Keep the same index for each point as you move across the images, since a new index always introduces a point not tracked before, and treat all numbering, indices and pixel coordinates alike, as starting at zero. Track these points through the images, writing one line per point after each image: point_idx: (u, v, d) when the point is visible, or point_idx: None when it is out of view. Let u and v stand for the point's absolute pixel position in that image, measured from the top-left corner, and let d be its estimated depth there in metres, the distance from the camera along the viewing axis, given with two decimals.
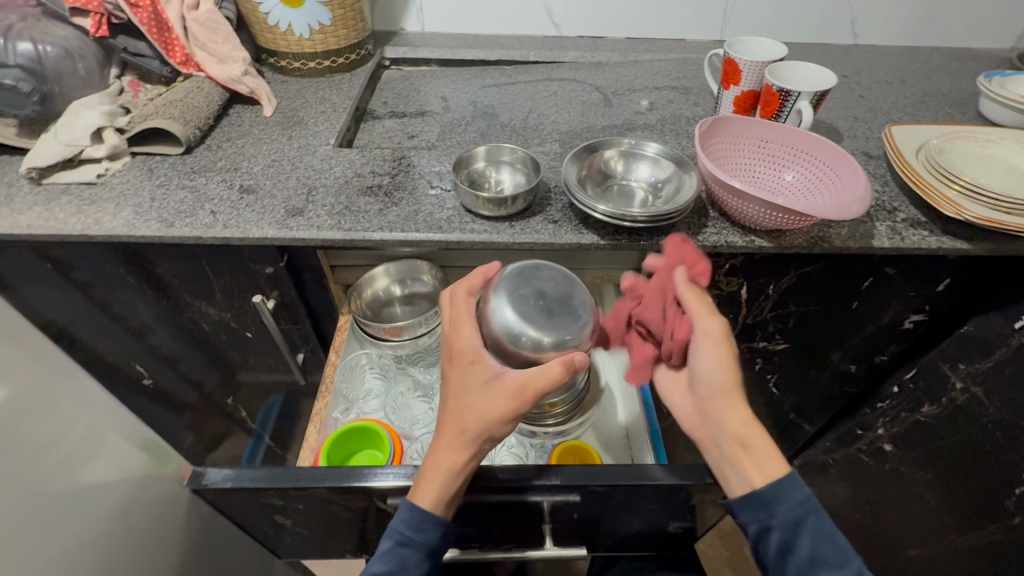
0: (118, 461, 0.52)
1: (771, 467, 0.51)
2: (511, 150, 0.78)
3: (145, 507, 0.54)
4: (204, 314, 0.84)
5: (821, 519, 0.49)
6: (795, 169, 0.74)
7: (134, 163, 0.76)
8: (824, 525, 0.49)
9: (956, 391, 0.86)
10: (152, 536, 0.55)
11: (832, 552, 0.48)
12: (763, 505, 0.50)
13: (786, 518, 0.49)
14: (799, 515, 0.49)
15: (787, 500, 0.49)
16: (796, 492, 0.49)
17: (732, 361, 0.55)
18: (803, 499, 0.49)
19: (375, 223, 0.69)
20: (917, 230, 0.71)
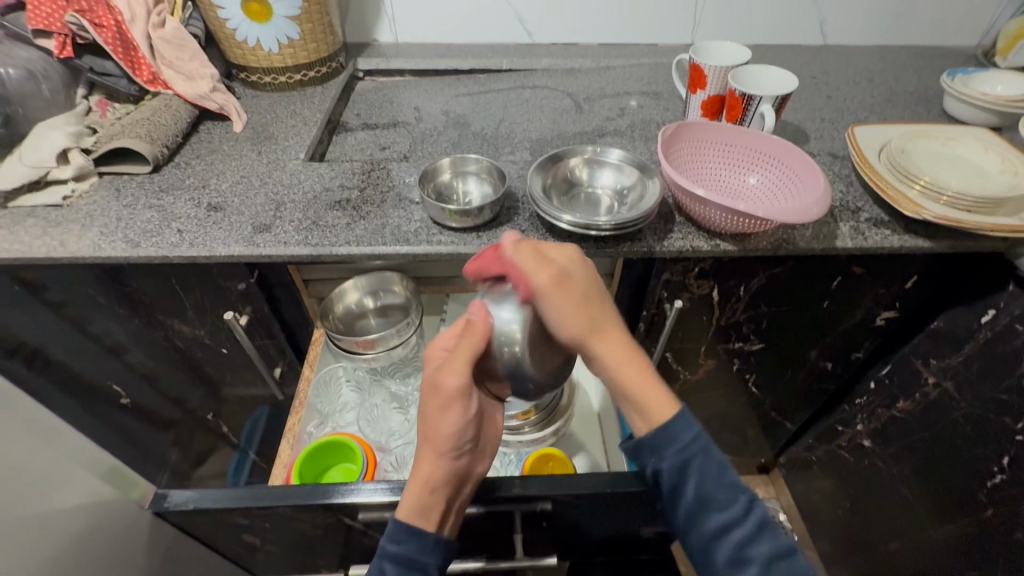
0: (80, 488, 0.52)
1: (656, 410, 0.50)
2: (477, 160, 0.78)
3: (109, 533, 0.54)
4: (179, 332, 0.84)
5: (713, 456, 0.49)
6: (758, 173, 0.75)
7: (102, 184, 0.76)
8: (715, 465, 0.48)
9: (928, 386, 0.87)
10: (119, 560, 0.55)
11: (721, 493, 0.47)
12: (655, 448, 0.49)
13: (674, 459, 0.48)
14: (686, 457, 0.48)
15: (679, 438, 0.49)
16: (682, 432, 0.49)
17: (577, 311, 0.52)
18: (689, 441, 0.49)
19: (342, 237, 0.70)
20: (880, 229, 0.72)
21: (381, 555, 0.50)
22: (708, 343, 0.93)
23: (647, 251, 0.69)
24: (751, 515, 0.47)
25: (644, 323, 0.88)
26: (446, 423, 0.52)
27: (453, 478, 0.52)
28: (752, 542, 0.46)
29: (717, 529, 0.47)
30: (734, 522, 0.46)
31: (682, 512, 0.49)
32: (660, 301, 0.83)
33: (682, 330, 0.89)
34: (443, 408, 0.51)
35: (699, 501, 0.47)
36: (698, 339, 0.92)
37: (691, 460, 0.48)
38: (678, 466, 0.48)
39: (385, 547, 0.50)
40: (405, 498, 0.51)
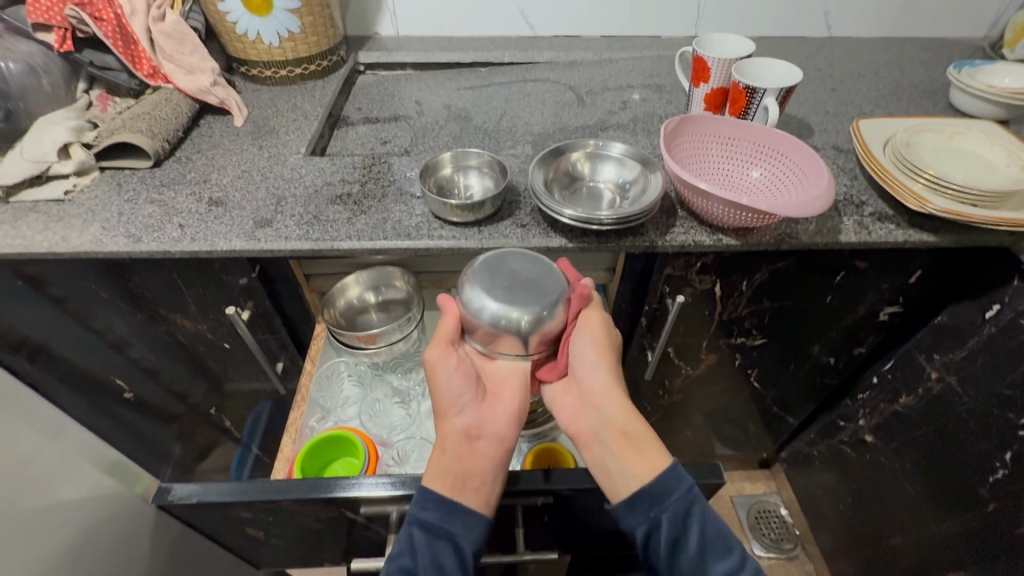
0: (83, 482, 0.52)
1: (653, 461, 0.54)
2: (478, 154, 0.78)
3: (113, 526, 0.54)
4: (181, 326, 0.84)
5: (710, 509, 0.52)
6: (761, 167, 0.74)
7: (103, 178, 0.76)
8: (713, 518, 0.51)
9: (931, 381, 0.86)
10: (124, 553, 0.55)
11: (718, 542, 0.50)
12: (654, 499, 0.51)
13: (675, 510, 0.50)
14: (684, 507, 0.51)
15: (674, 491, 0.51)
16: (679, 484, 0.52)
17: (605, 348, 0.60)
18: (685, 494, 0.51)
19: (344, 232, 0.69)
20: (884, 223, 0.71)
21: (410, 523, 0.51)
22: (710, 338, 0.93)
23: (648, 245, 0.69)
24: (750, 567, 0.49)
25: (646, 318, 0.88)
26: (444, 388, 0.57)
27: (462, 437, 0.56)
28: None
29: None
30: (736, 572, 0.48)
31: (683, 566, 0.50)
32: (662, 296, 0.83)
33: (684, 325, 0.88)
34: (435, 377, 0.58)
35: (701, 551, 0.49)
36: (701, 333, 0.91)
37: (691, 512, 0.51)
38: (680, 516, 0.50)
39: (415, 516, 0.52)
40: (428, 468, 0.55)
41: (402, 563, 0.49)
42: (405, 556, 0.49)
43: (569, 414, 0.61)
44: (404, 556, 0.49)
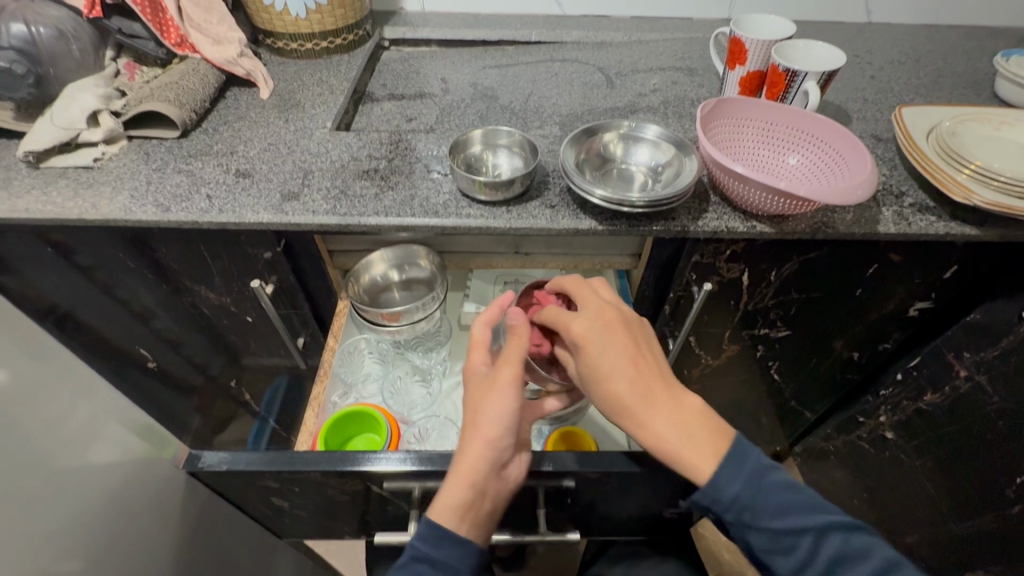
0: (113, 446, 0.52)
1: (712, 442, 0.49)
2: (508, 133, 0.77)
3: (144, 491, 0.55)
4: (204, 298, 0.84)
5: (771, 502, 0.46)
6: (799, 153, 0.72)
7: (131, 147, 0.76)
8: (777, 514, 0.46)
9: (960, 379, 0.84)
10: (155, 518, 0.56)
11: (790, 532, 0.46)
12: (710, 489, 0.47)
13: (729, 512, 0.47)
14: (739, 506, 0.46)
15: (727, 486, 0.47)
16: (731, 486, 0.46)
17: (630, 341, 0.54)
18: (738, 489, 0.46)
19: (371, 208, 0.69)
20: (924, 215, 0.69)
21: (417, 560, 0.48)
22: (733, 329, 0.92)
23: (680, 231, 0.68)
24: (833, 544, 0.45)
25: (669, 306, 0.87)
26: (495, 416, 0.51)
27: (493, 473, 0.51)
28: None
29: (805, 565, 0.45)
30: (816, 562, 0.45)
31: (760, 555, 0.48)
32: (688, 284, 0.82)
33: (708, 314, 0.87)
34: (488, 402, 0.52)
35: (779, 547, 0.46)
36: (724, 323, 0.90)
37: (753, 505, 0.46)
38: (735, 519, 0.47)
39: (419, 557, 0.48)
40: (443, 497, 0.49)
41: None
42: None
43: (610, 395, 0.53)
44: None
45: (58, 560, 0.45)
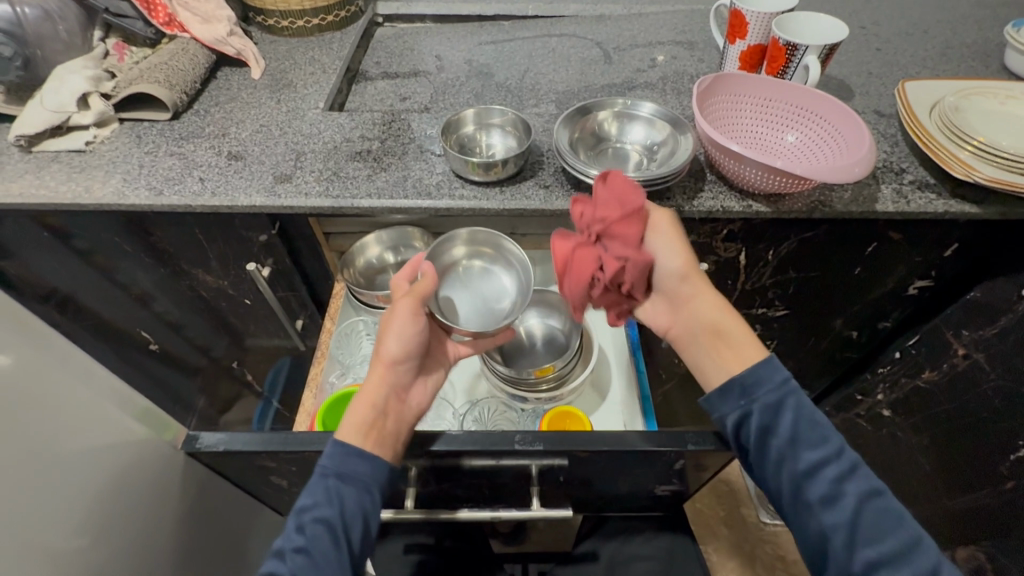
0: (114, 429, 0.53)
1: (746, 352, 0.55)
2: (501, 112, 0.75)
3: (146, 472, 0.56)
4: (202, 282, 0.85)
5: (801, 405, 0.52)
6: (798, 130, 0.71)
7: (122, 130, 0.76)
8: (802, 413, 0.51)
9: (958, 357, 0.84)
10: (157, 498, 0.58)
11: (813, 431, 0.51)
12: (750, 384, 0.53)
13: (769, 396, 0.52)
14: (779, 397, 0.52)
15: (770, 381, 0.53)
16: (773, 378, 0.53)
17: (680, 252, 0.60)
18: (780, 381, 0.53)
19: (363, 189, 0.68)
20: (924, 192, 0.68)
21: (330, 475, 0.51)
22: (731, 309, 0.92)
23: (675, 211, 0.67)
24: (847, 453, 0.50)
25: None
26: (395, 344, 0.59)
27: (392, 398, 0.58)
28: (846, 479, 0.49)
29: (825, 457, 0.50)
30: (834, 458, 0.50)
31: (773, 452, 0.51)
32: None
33: None
34: (393, 332, 0.59)
35: (804, 438, 0.50)
36: (721, 304, 0.90)
37: (792, 397, 0.52)
38: (774, 404, 0.52)
39: (328, 473, 0.51)
40: (348, 418, 0.54)
41: (321, 513, 0.49)
42: (324, 506, 0.49)
43: (659, 317, 0.63)
44: (321, 507, 0.49)
45: (65, 537, 0.47)
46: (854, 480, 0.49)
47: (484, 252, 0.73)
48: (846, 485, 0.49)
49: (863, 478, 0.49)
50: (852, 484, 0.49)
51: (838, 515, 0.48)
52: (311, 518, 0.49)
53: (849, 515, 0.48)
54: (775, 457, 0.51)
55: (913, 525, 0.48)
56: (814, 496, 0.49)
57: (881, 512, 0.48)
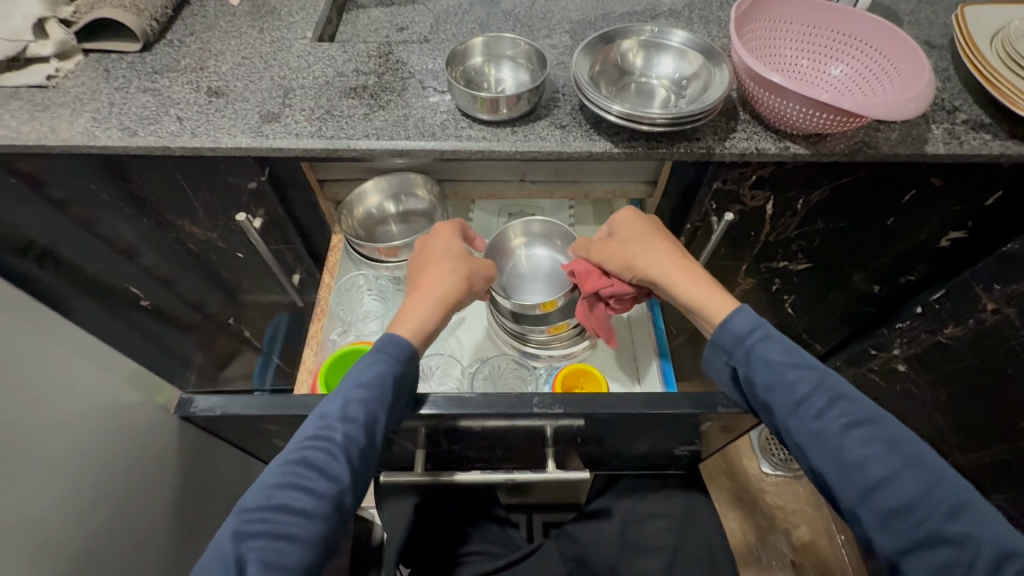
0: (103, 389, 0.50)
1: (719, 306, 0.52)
2: (513, 42, 0.67)
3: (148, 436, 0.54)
4: (190, 234, 0.80)
5: (774, 346, 0.47)
6: (843, 62, 0.64)
7: (88, 63, 0.68)
8: (773, 357, 0.46)
9: (986, 313, 0.78)
10: (159, 464, 0.55)
11: (787, 372, 0.46)
12: (726, 335, 0.49)
13: (731, 343, 0.49)
14: (746, 344, 0.48)
15: (737, 330, 0.49)
16: (741, 325, 0.49)
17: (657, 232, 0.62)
18: (745, 333, 0.48)
19: (360, 129, 0.62)
20: (978, 133, 0.62)
21: (379, 362, 0.49)
22: (750, 263, 0.88)
23: (705, 153, 0.61)
24: (826, 382, 0.45)
25: (686, 237, 0.82)
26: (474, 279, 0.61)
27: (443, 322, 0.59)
28: (827, 412, 0.44)
29: (798, 394, 0.45)
30: (810, 396, 0.45)
31: (760, 400, 0.48)
32: (707, 213, 0.76)
33: (726, 246, 0.82)
34: (482, 268, 0.63)
35: (775, 379, 0.46)
36: (741, 257, 0.86)
37: (755, 337, 0.48)
38: (737, 350, 0.48)
39: (380, 358, 0.50)
40: (415, 322, 0.55)
41: (364, 389, 0.47)
42: (368, 381, 0.48)
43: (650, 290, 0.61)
44: (366, 381, 0.48)
45: (56, 504, 0.44)
46: (833, 410, 0.44)
47: (537, 240, 0.79)
48: (824, 419, 0.43)
49: (844, 405, 0.44)
50: (832, 418, 0.43)
51: (822, 454, 0.43)
52: (358, 398, 0.47)
53: (835, 451, 0.43)
54: (761, 404, 0.48)
55: (909, 448, 0.42)
56: (800, 437, 0.45)
57: (866, 442, 0.42)
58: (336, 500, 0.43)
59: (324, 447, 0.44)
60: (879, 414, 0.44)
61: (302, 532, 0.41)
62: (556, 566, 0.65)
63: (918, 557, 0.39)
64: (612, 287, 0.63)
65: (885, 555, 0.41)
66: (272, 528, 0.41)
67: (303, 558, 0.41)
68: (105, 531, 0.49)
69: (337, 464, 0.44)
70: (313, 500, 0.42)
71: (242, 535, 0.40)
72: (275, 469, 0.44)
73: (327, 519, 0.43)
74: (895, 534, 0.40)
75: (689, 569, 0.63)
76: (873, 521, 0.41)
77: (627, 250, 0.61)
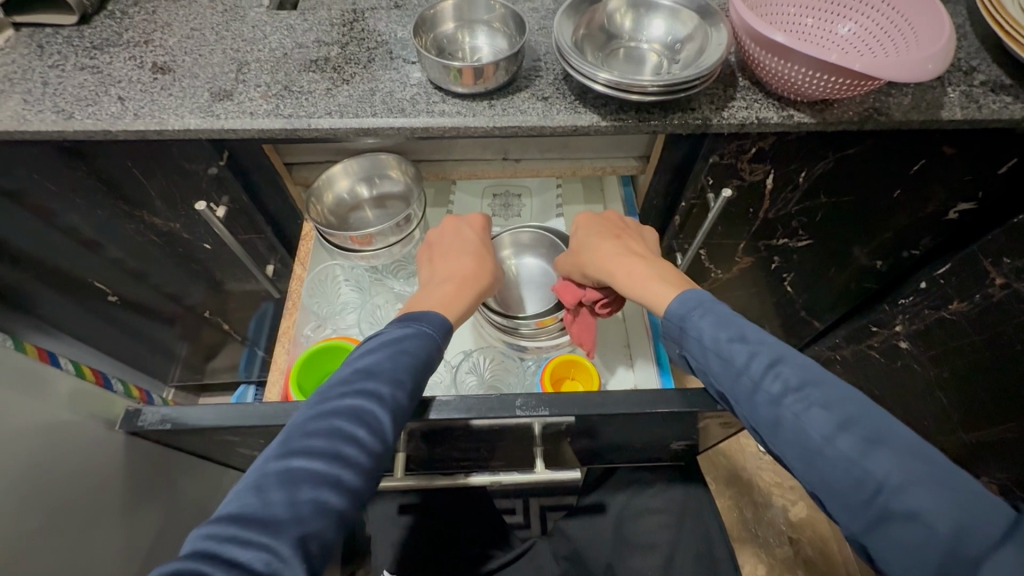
0: (26, 421, 0.48)
1: (663, 293, 0.49)
2: (488, 5, 0.61)
3: (81, 455, 0.52)
4: (151, 225, 0.74)
5: (705, 323, 0.44)
6: (852, 20, 0.58)
7: (20, 39, 0.61)
8: (706, 334, 0.44)
9: (994, 287, 0.74)
10: (97, 481, 0.53)
11: (727, 349, 0.42)
12: (676, 326, 0.46)
13: (672, 329, 0.47)
14: (682, 319, 0.46)
15: (671, 313, 0.47)
16: (676, 306, 0.47)
17: (614, 227, 0.61)
18: (680, 310, 0.46)
19: (322, 107, 0.56)
20: (997, 95, 0.57)
21: (429, 332, 0.48)
22: (749, 240, 0.83)
23: (701, 124, 0.56)
24: (765, 349, 0.41)
25: (679, 216, 0.77)
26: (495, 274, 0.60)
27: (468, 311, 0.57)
28: (769, 383, 0.40)
29: (737, 370, 0.41)
30: (750, 367, 0.41)
31: (715, 386, 0.44)
32: (703, 190, 0.71)
33: (723, 224, 0.78)
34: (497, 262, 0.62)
35: (714, 359, 0.43)
36: (739, 235, 0.81)
37: (688, 316, 0.45)
38: (678, 335, 0.46)
39: (430, 331, 0.48)
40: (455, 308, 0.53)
41: (411, 347, 0.45)
42: (413, 342, 0.46)
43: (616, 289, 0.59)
44: (411, 343, 0.46)
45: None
46: (771, 380, 0.40)
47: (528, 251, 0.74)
48: (762, 392, 0.40)
49: (786, 371, 0.40)
50: (774, 387, 0.39)
51: (777, 433, 0.39)
52: (408, 361, 0.44)
53: (782, 426, 0.38)
54: (719, 391, 0.44)
55: (855, 409, 0.36)
56: (756, 418, 0.40)
57: (811, 409, 0.37)
58: (381, 453, 0.40)
59: (373, 400, 0.41)
60: (827, 378, 0.39)
61: (349, 484, 0.38)
62: (549, 563, 0.63)
63: (879, 536, 0.34)
64: (589, 292, 0.61)
65: (853, 535, 0.36)
66: (321, 474, 0.37)
67: (346, 513, 0.37)
68: (51, 552, 0.47)
69: (386, 414, 0.41)
70: (363, 454, 0.39)
71: (288, 479, 0.36)
72: (316, 417, 0.40)
73: (370, 476, 0.40)
74: (852, 512, 0.35)
75: (686, 565, 0.61)
76: (830, 497, 0.36)
77: (579, 258, 0.60)
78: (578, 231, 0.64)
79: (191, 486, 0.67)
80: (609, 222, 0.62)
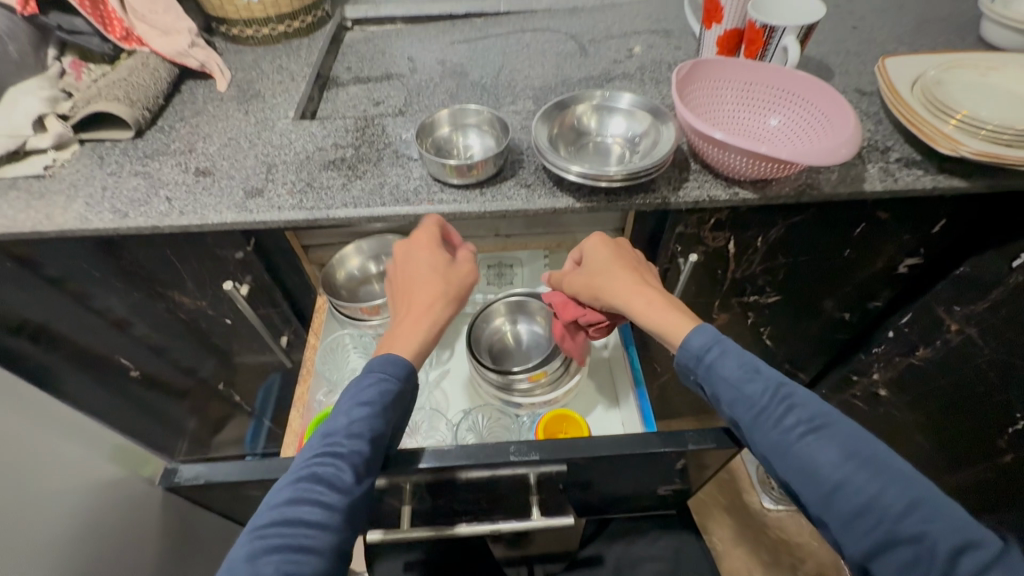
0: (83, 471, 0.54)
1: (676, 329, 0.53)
2: (477, 111, 0.73)
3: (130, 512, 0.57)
4: (180, 304, 0.82)
5: (726, 358, 0.49)
6: (780, 113, 0.70)
7: (84, 152, 0.72)
8: (728, 369, 0.48)
9: (950, 333, 0.80)
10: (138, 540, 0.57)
11: (745, 384, 0.47)
12: (696, 353, 0.50)
13: (691, 362, 0.51)
14: (705, 354, 0.50)
15: (695, 344, 0.51)
16: (699, 340, 0.51)
17: (630, 260, 0.64)
18: (706, 345, 0.50)
19: (338, 200, 0.66)
20: (911, 169, 0.67)
21: (383, 381, 0.51)
22: (722, 298, 0.91)
23: (661, 202, 0.65)
24: (779, 385, 0.46)
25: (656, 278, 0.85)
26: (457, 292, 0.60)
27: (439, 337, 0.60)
28: (786, 415, 0.44)
29: (758, 405, 0.46)
30: (767, 402, 0.46)
31: (728, 414, 0.49)
32: (673, 255, 0.80)
33: (696, 285, 0.86)
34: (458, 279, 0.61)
35: (730, 391, 0.48)
36: (713, 294, 0.89)
37: (710, 352, 0.50)
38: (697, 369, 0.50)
39: (385, 382, 0.51)
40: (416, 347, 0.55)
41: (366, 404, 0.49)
42: (369, 397, 0.49)
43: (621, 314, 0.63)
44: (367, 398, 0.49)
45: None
46: (787, 414, 0.45)
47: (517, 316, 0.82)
48: (779, 424, 0.44)
49: (799, 407, 0.45)
50: (791, 420, 0.44)
51: (790, 461, 0.43)
52: (364, 416, 0.48)
53: (797, 456, 0.43)
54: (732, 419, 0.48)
55: (860, 444, 0.42)
56: (768, 447, 0.45)
57: (825, 442, 0.42)
58: (346, 510, 0.44)
59: (333, 463, 0.45)
60: (836, 415, 0.44)
61: (315, 545, 0.41)
62: None
63: (879, 557, 0.39)
64: (587, 313, 0.66)
65: (855, 560, 0.40)
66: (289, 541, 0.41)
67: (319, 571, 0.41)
68: None
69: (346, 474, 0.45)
70: (326, 515, 0.43)
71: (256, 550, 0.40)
72: (285, 486, 0.44)
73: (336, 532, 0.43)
74: (858, 538, 0.39)
75: None
76: (836, 524, 0.41)
77: (594, 280, 0.62)
78: (591, 256, 0.65)
79: (207, 552, 0.70)
80: (625, 251, 0.64)
